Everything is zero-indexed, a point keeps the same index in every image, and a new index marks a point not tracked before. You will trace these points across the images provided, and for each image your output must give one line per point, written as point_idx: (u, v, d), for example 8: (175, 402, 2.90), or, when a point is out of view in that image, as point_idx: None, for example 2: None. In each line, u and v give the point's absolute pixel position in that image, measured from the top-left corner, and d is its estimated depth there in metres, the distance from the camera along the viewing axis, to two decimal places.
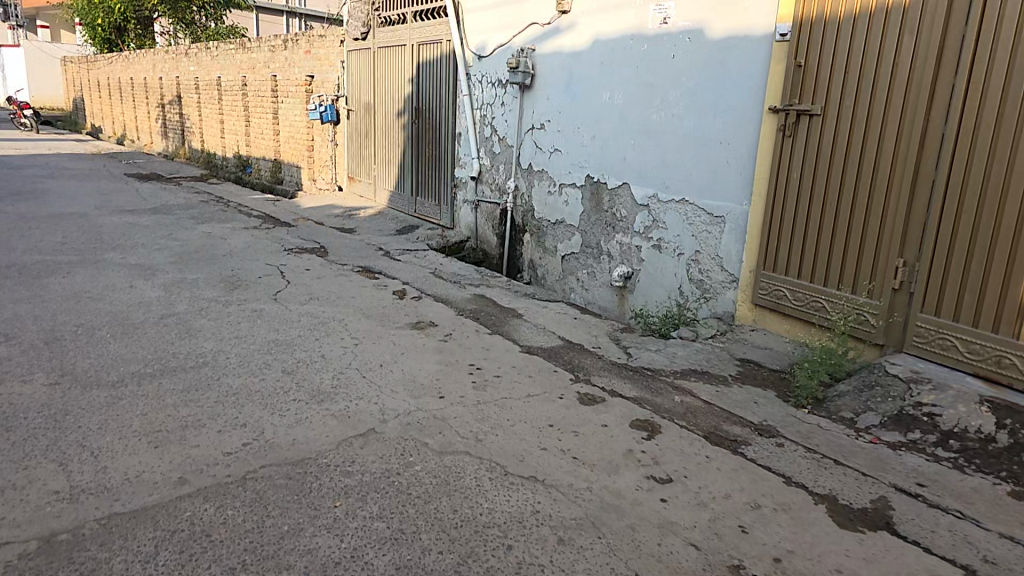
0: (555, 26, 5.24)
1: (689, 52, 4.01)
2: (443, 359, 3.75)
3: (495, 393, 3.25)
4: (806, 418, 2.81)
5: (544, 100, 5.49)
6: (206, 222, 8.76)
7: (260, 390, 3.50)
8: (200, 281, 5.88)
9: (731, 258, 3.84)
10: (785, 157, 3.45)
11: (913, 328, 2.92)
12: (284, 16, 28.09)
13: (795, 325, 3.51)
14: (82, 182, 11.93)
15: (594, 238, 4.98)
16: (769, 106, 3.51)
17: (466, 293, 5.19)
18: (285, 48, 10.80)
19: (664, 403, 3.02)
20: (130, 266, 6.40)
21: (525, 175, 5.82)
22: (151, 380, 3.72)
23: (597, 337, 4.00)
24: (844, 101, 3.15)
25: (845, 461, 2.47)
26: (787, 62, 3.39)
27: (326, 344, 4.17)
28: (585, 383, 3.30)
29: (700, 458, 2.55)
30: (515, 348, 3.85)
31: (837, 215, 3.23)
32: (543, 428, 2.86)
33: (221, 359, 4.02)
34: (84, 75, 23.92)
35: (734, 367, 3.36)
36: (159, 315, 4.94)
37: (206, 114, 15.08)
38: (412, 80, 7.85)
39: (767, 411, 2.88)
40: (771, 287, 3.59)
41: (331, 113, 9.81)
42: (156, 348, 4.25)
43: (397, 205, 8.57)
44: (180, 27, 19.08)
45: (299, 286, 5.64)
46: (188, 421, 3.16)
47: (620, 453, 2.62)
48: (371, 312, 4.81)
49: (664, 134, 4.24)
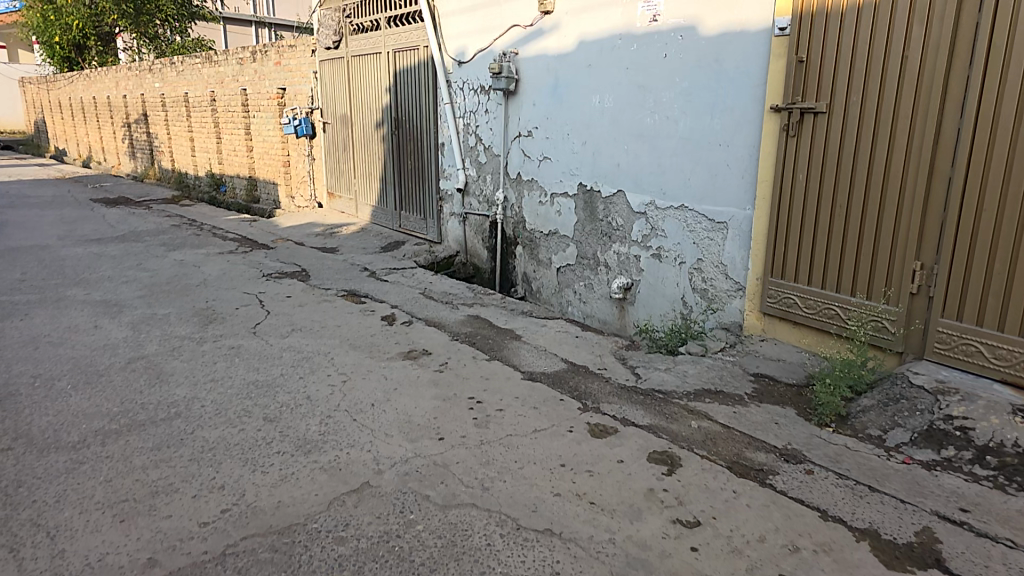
0: (538, 28, 5.03)
1: (681, 51, 3.84)
2: (439, 394, 3.50)
3: (499, 430, 3.01)
4: (832, 439, 2.63)
5: (530, 105, 5.28)
6: (178, 248, 8.34)
7: (240, 443, 3.21)
8: (171, 316, 5.52)
9: (736, 265, 3.69)
10: (789, 158, 3.30)
11: (934, 334, 2.78)
12: (253, 26, 27.46)
13: (807, 334, 3.37)
14: (43, 211, 11.33)
15: (590, 249, 4.80)
16: (769, 106, 3.36)
17: (459, 314, 4.95)
18: (254, 61, 10.39)
19: (681, 431, 2.83)
20: (94, 304, 5.99)
21: (514, 185, 5.60)
22: (118, 439, 3.39)
23: (602, 357, 3.81)
24: (851, 98, 3.01)
25: (880, 487, 2.29)
26: (787, 58, 3.24)
27: (312, 383, 3.88)
28: (595, 413, 3.08)
29: (727, 494, 2.35)
30: (516, 376, 3.62)
31: (848, 217, 3.08)
32: (553, 470, 2.64)
33: (196, 408, 3.70)
34: (44, 96, 22.92)
35: (748, 385, 3.19)
36: (127, 359, 4.59)
37: (175, 132, 14.51)
38: (389, 89, 7.57)
39: (790, 433, 2.71)
40: (781, 295, 3.44)
41: (307, 126, 9.46)
42: (123, 398, 3.92)
43: (381, 220, 8.27)
44: (144, 42, 18.37)
45: (280, 317, 5.32)
46: (159, 486, 2.87)
47: (641, 493, 2.41)
48: (358, 342, 4.53)
49: (659, 139, 4.08)
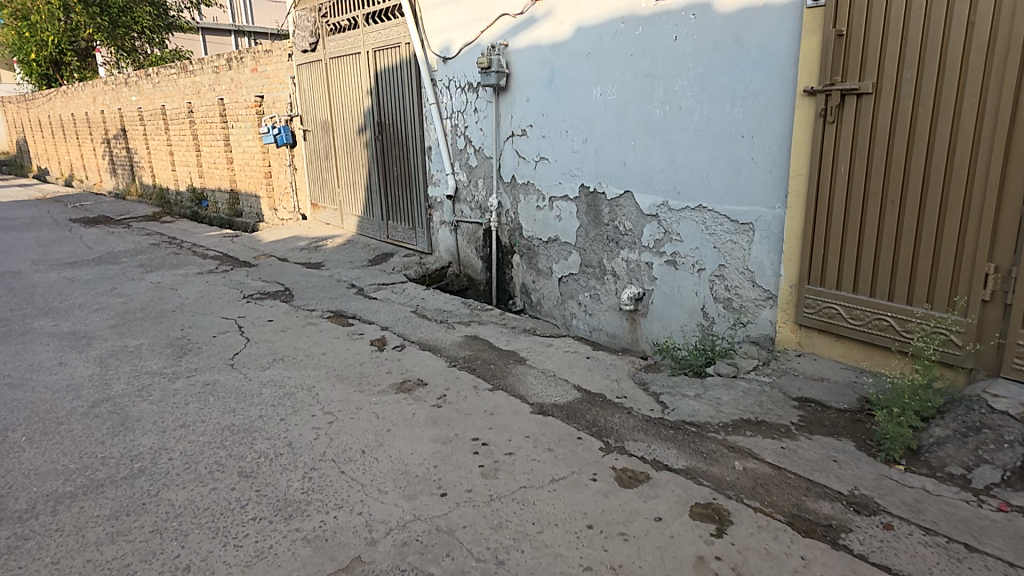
0: (530, 16, 4.60)
1: (694, 32, 3.44)
2: (438, 435, 3.06)
3: (511, 481, 2.57)
4: (906, 480, 2.25)
5: (522, 101, 4.85)
6: (155, 269, 7.82)
7: (211, 507, 2.71)
8: (143, 348, 5.03)
9: (765, 271, 3.32)
10: (828, 147, 2.91)
11: (1013, 349, 2.43)
12: (233, 35, 26.84)
13: (852, 349, 3.00)
14: (20, 233, 10.79)
15: (595, 256, 4.40)
16: (802, 89, 2.97)
17: (455, 335, 4.51)
18: (229, 68, 9.90)
19: (724, 475, 2.41)
20: (61, 336, 5.49)
21: (508, 189, 5.17)
22: (71, 505, 2.87)
23: (619, 382, 3.39)
24: (903, 74, 2.62)
25: (980, 546, 1.90)
26: (822, 33, 2.85)
27: (294, 425, 3.41)
28: (620, 455, 2.66)
29: (796, 562, 1.94)
30: (524, 410, 3.19)
31: (901, 213, 2.70)
32: (579, 534, 2.20)
33: (163, 462, 3.19)
34: (25, 116, 22.16)
35: (793, 412, 2.79)
36: (90, 402, 4.08)
37: (153, 147, 13.96)
38: (371, 91, 7.11)
39: (855, 475, 2.31)
40: (819, 304, 3.07)
41: (287, 135, 8.93)
42: (81, 451, 3.40)
43: (368, 232, 7.82)
44: (121, 56, 17.68)
45: (261, 345, 4.85)
46: (112, 570, 2.38)
47: (691, 564, 1.99)
48: (346, 373, 4.07)
49: (671, 133, 3.69)
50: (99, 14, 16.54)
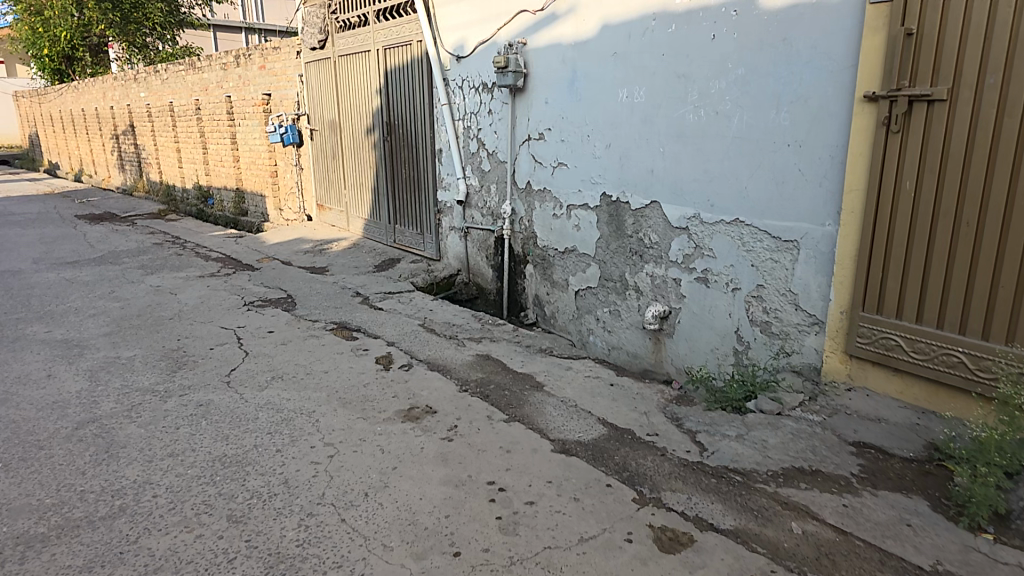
0: (549, 12, 4.28)
1: (735, 30, 3.11)
2: (449, 476, 2.75)
3: (533, 540, 2.27)
4: (997, 554, 1.95)
5: (540, 103, 4.52)
6: (154, 271, 7.56)
7: (195, 560, 2.39)
8: (136, 361, 4.73)
9: (811, 295, 2.98)
10: (891, 160, 2.57)
11: None
12: (244, 32, 26.64)
13: (913, 386, 2.67)
14: (24, 229, 10.59)
15: (616, 269, 4.08)
16: (862, 94, 2.63)
17: (466, 354, 4.21)
18: (236, 65, 9.62)
19: (780, 541, 2.10)
20: (54, 344, 5.22)
21: (523, 196, 4.85)
22: (42, 551, 2.53)
23: (649, 417, 3.07)
24: (985, 80, 2.30)
25: None
26: (889, 30, 2.51)
27: (292, 459, 3.09)
28: (656, 509, 2.34)
29: None
30: (544, 448, 2.88)
31: (979, 237, 2.38)
32: None
33: (147, 500, 2.84)
34: (36, 109, 22.07)
35: (852, 461, 2.46)
36: (77, 422, 3.73)
37: (161, 143, 13.74)
38: (380, 90, 6.79)
39: (936, 544, 2.00)
40: (876, 336, 2.73)
41: (293, 134, 8.62)
42: (61, 482, 3.06)
43: (374, 236, 7.52)
44: (132, 52, 17.37)
45: (260, 360, 4.56)
46: None
47: None
48: (349, 396, 3.76)
49: (705, 139, 3.35)
50: (110, 10, 16.33)
